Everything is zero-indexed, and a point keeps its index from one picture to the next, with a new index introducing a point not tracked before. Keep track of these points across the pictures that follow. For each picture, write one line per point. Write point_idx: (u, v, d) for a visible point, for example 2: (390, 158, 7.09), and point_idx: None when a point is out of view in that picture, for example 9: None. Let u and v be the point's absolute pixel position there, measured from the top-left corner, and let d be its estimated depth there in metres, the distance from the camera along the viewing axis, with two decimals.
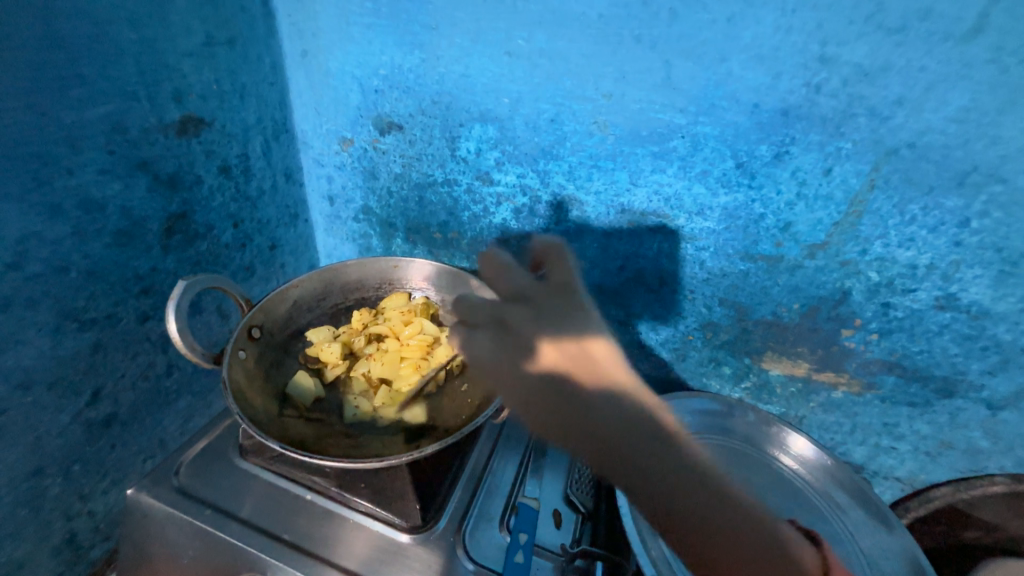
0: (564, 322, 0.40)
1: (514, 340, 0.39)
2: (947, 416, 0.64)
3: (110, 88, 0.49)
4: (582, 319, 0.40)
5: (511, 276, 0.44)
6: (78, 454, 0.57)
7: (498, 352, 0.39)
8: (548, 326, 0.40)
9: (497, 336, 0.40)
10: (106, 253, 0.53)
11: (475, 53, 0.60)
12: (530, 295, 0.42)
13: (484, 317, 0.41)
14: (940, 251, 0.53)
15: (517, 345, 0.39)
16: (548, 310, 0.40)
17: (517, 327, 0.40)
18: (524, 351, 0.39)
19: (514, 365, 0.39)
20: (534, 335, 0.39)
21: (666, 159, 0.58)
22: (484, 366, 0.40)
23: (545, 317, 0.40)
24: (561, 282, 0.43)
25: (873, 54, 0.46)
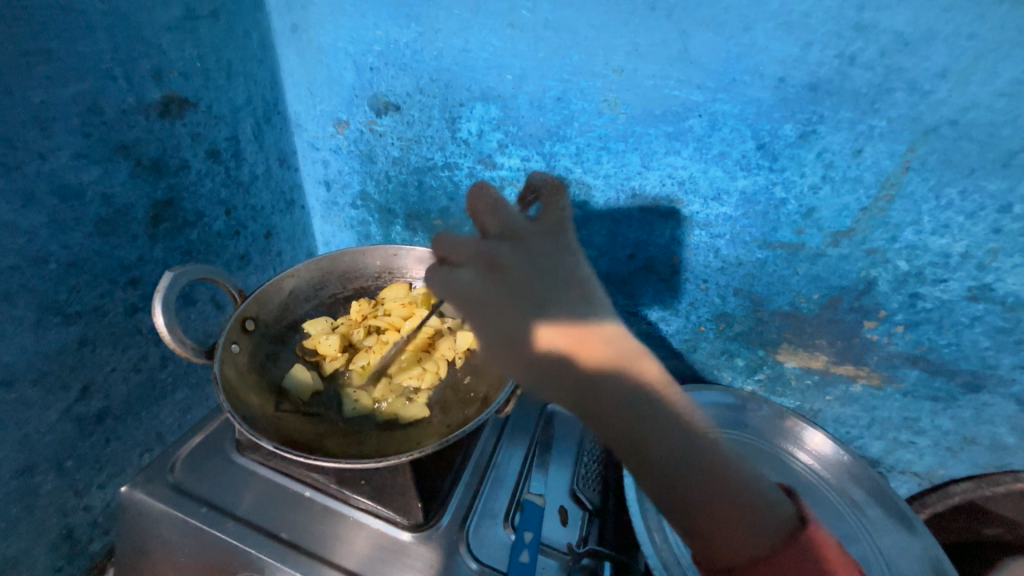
0: (560, 264, 0.37)
1: (509, 281, 0.35)
2: (972, 411, 0.61)
3: (83, 65, 0.46)
4: (575, 269, 0.37)
5: (505, 212, 0.38)
6: (70, 450, 0.56)
7: (483, 292, 0.35)
8: (539, 266, 0.36)
9: (485, 274, 0.35)
10: (88, 243, 0.50)
11: (476, 26, 0.55)
12: (523, 233, 0.37)
13: (471, 253, 0.36)
14: (977, 239, 0.49)
15: (512, 286, 0.35)
16: (544, 255, 0.37)
17: (512, 266, 0.35)
18: (516, 293, 0.35)
19: (504, 307, 0.35)
20: (527, 278, 0.35)
21: (681, 140, 0.54)
22: (472, 306, 0.35)
23: (535, 260, 0.36)
24: (557, 228, 0.39)
25: (915, 21, 0.42)
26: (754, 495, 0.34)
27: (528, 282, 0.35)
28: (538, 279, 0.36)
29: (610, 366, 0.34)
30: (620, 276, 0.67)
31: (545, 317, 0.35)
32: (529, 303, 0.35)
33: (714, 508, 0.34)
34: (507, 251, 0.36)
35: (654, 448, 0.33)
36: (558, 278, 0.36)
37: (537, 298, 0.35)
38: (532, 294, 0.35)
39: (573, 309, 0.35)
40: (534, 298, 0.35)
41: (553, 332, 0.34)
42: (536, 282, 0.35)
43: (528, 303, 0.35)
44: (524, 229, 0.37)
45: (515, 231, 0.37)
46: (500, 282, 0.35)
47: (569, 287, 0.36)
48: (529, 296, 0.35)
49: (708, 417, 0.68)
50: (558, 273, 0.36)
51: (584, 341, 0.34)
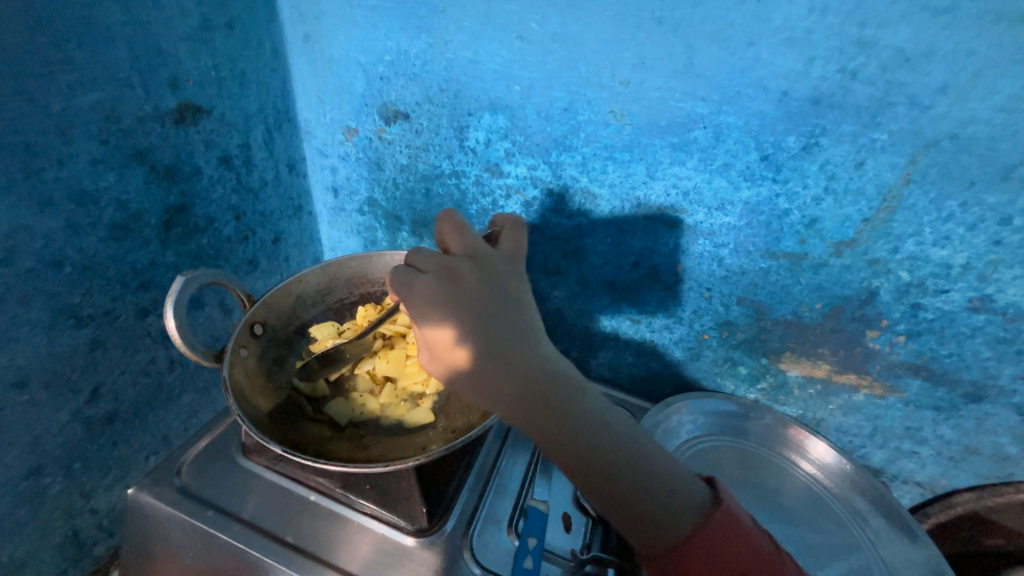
0: (509, 283, 0.39)
1: (462, 291, 0.37)
2: (974, 421, 0.62)
3: (102, 74, 0.47)
4: (521, 288, 0.40)
5: (470, 234, 0.40)
6: (78, 452, 0.56)
7: (437, 298, 0.37)
8: (492, 283, 0.38)
9: (443, 282, 0.37)
10: (102, 247, 0.51)
11: (485, 38, 0.57)
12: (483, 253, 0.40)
13: (434, 262, 0.38)
14: (978, 250, 0.50)
15: (465, 293, 0.37)
16: (496, 271, 0.39)
17: (466, 277, 0.38)
18: (466, 303, 0.37)
19: (456, 316, 0.37)
20: (475, 290, 0.37)
21: (686, 150, 0.55)
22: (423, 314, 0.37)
23: (489, 277, 0.38)
24: (512, 253, 0.42)
25: (915, 38, 0.43)
26: (678, 492, 0.37)
27: (479, 293, 0.37)
28: (486, 293, 0.38)
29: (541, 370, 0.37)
30: (624, 284, 0.68)
31: (493, 324, 0.37)
32: (477, 312, 0.37)
33: (639, 502, 0.36)
34: (462, 263, 0.38)
35: (580, 444, 0.36)
36: (505, 294, 0.38)
37: (485, 308, 0.37)
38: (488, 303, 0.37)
39: (515, 322, 0.38)
40: (486, 307, 0.37)
41: (498, 338, 0.37)
42: (485, 295, 0.37)
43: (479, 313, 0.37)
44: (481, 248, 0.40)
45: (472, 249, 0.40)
46: (454, 290, 0.37)
47: (516, 303, 0.38)
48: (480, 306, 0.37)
49: (707, 423, 0.70)
50: (506, 290, 0.39)
51: (520, 350, 0.37)
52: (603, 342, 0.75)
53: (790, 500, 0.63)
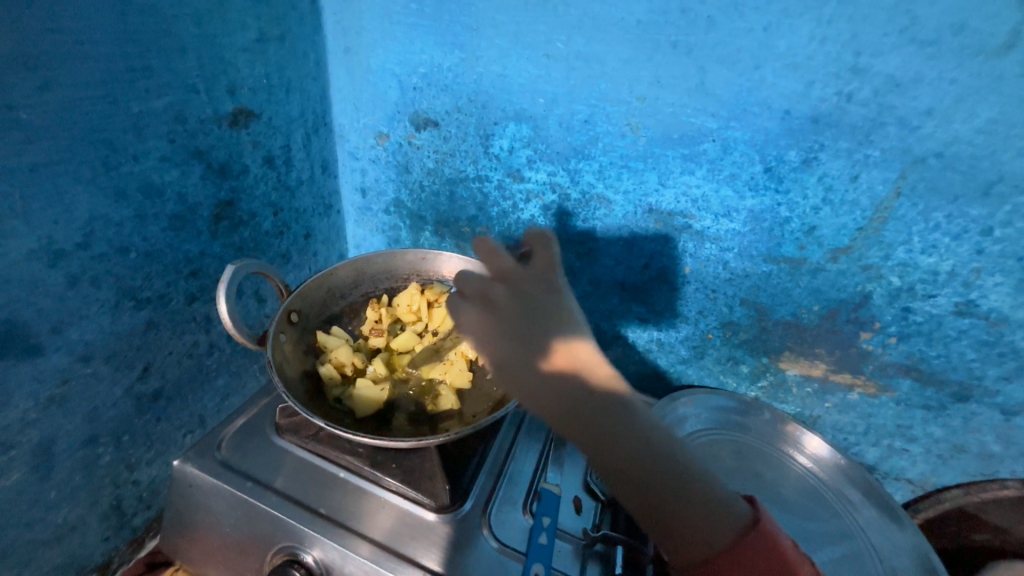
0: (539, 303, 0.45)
1: (501, 310, 0.45)
2: (961, 420, 0.66)
3: (174, 81, 0.52)
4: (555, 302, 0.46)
5: (499, 259, 0.47)
6: (128, 425, 0.61)
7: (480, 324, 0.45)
8: (527, 303, 0.45)
9: (486, 309, 0.45)
10: (162, 236, 0.56)
11: (514, 55, 0.62)
12: (513, 274, 0.46)
13: (475, 289, 0.46)
14: (963, 258, 0.54)
15: (513, 317, 0.44)
16: (529, 292, 0.45)
17: (504, 305, 0.45)
18: (511, 319, 0.44)
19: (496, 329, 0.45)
20: (526, 315, 0.45)
21: (695, 161, 0.60)
22: (473, 324, 0.45)
23: (523, 297, 0.45)
24: (545, 269, 0.47)
25: (905, 66, 0.48)
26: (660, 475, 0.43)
27: (518, 316, 0.44)
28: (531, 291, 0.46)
29: (586, 387, 0.44)
30: (635, 284, 0.73)
31: (530, 325, 0.44)
32: (506, 327, 0.44)
33: (652, 483, 0.43)
34: (498, 290, 0.46)
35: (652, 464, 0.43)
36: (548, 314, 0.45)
37: (530, 320, 0.44)
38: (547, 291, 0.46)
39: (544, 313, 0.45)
40: (518, 326, 0.44)
41: (544, 324, 0.44)
42: (536, 305, 0.45)
43: (517, 322, 0.44)
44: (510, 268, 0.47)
45: (504, 271, 0.47)
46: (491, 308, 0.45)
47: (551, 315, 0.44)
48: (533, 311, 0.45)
49: (710, 418, 0.73)
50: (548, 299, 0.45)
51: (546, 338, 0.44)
52: (613, 341, 0.80)
53: (785, 490, 0.67)
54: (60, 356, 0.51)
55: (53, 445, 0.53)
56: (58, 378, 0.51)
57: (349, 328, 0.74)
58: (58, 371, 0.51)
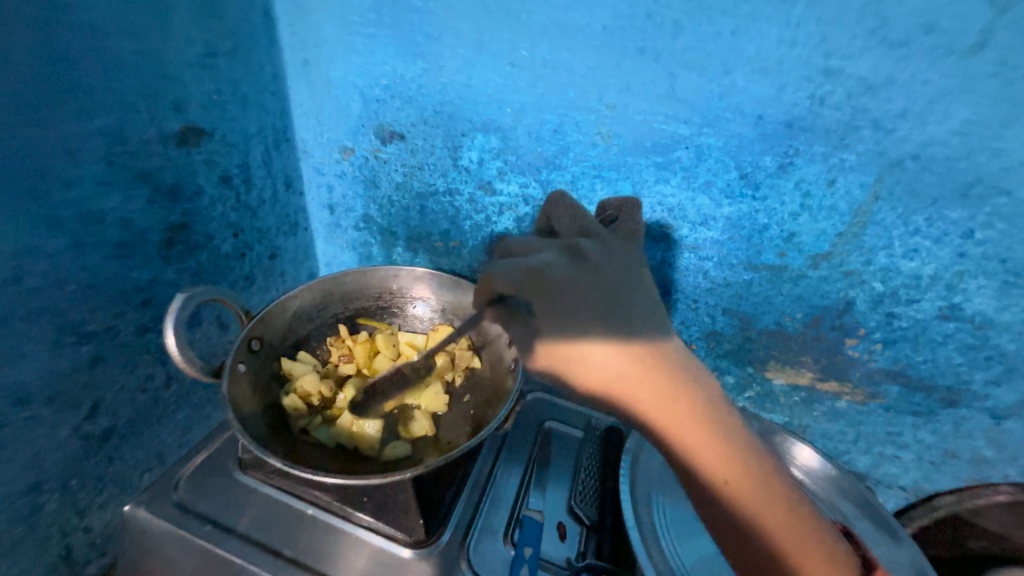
0: (615, 268, 0.48)
1: (581, 265, 0.47)
2: (951, 425, 0.64)
3: (111, 100, 0.49)
4: (632, 271, 0.49)
5: (582, 217, 0.51)
6: (75, 468, 0.56)
7: (536, 284, 0.46)
8: (611, 264, 0.48)
9: (563, 254, 0.48)
10: (105, 265, 0.52)
11: (478, 64, 0.59)
12: (595, 233, 0.50)
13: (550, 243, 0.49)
14: (945, 262, 0.53)
15: (590, 274, 0.47)
16: (613, 248, 0.50)
17: (591, 262, 0.47)
18: (593, 279, 0.46)
19: (557, 295, 0.46)
20: (599, 274, 0.47)
21: (669, 169, 0.58)
22: (550, 275, 0.46)
23: (606, 265, 0.47)
24: (629, 235, 0.52)
25: (876, 68, 0.46)
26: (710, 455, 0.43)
27: (603, 275, 0.47)
28: (624, 271, 0.48)
29: (626, 372, 0.46)
30: None
31: (610, 287, 0.47)
32: (562, 298, 0.46)
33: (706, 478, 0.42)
34: (584, 243, 0.48)
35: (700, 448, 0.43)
36: (632, 276, 0.49)
37: (602, 281, 0.47)
38: (621, 278, 0.48)
39: (637, 281, 0.49)
40: (602, 287, 0.47)
41: (625, 308, 0.47)
42: (606, 283, 0.47)
43: (604, 283, 0.47)
44: (592, 227, 0.50)
45: (591, 231, 0.50)
46: (576, 262, 0.48)
47: (633, 278, 0.48)
48: (612, 279, 0.48)
49: None
50: (631, 259, 0.50)
51: (624, 290, 0.48)
52: None
53: None
54: None
55: None
56: None
57: (317, 352, 0.71)
58: None
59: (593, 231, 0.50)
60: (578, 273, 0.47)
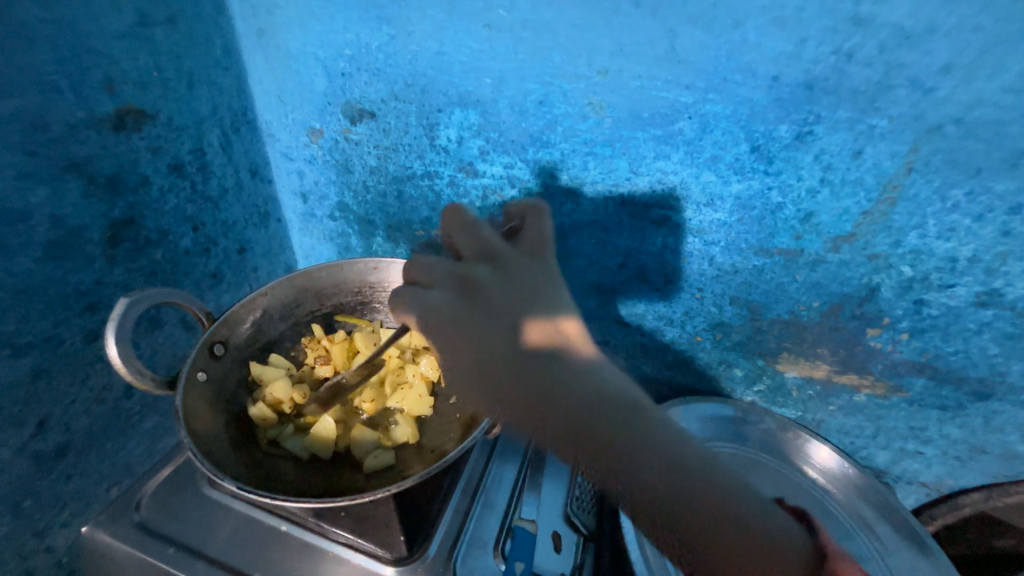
0: (529, 287, 0.40)
1: (478, 298, 0.39)
2: (982, 419, 0.59)
3: (22, 78, 0.42)
4: (547, 287, 0.40)
5: (477, 232, 0.42)
6: (28, 488, 0.52)
7: (440, 309, 0.39)
8: (515, 288, 0.39)
9: (458, 292, 0.40)
10: (36, 268, 0.47)
11: (450, 28, 0.52)
12: (496, 254, 0.41)
13: (444, 275, 0.41)
14: (986, 242, 0.46)
15: (485, 307, 0.39)
16: (517, 267, 0.40)
17: (483, 293, 0.39)
18: (492, 307, 0.39)
19: (464, 322, 0.38)
20: (506, 294, 0.39)
21: (670, 143, 0.51)
22: (441, 314, 0.39)
23: (511, 283, 0.39)
24: (535, 245, 0.42)
25: (915, 14, 0.39)
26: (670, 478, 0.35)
27: (506, 298, 0.39)
28: (525, 291, 0.39)
29: (560, 396, 0.37)
30: (612, 286, 0.64)
31: (519, 310, 0.39)
32: (479, 324, 0.38)
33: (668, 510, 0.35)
34: (477, 270, 0.40)
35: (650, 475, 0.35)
36: (535, 289, 0.40)
37: (510, 305, 0.39)
38: (530, 296, 0.39)
39: (536, 294, 0.39)
40: (494, 317, 0.38)
41: (531, 316, 0.39)
42: (521, 293, 0.39)
43: (508, 305, 0.39)
44: (491, 242, 0.41)
45: (481, 248, 0.41)
46: (472, 295, 0.39)
47: (531, 295, 0.39)
48: (520, 305, 0.39)
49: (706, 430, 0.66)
50: (534, 276, 0.40)
51: (528, 321, 0.38)
52: None
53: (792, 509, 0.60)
54: None
55: None
56: None
57: (292, 354, 0.66)
58: None
59: (489, 249, 0.41)
60: (479, 311, 0.39)
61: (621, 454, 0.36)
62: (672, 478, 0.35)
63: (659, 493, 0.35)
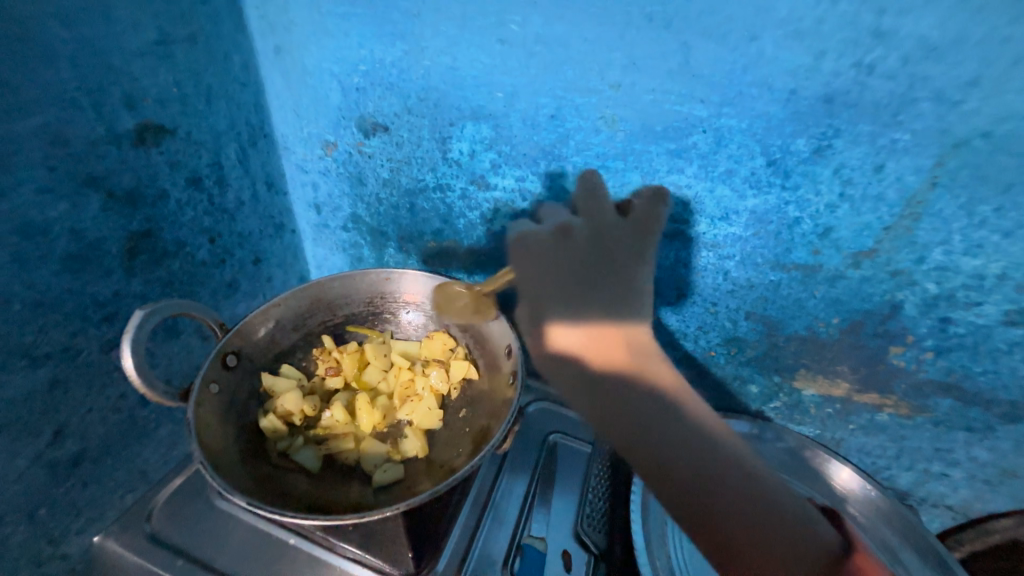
0: (609, 259, 0.48)
1: (556, 274, 0.50)
2: (1012, 442, 0.56)
3: (46, 97, 0.43)
4: (628, 264, 0.49)
5: (597, 201, 0.51)
6: (43, 496, 0.53)
7: (526, 271, 0.52)
8: (596, 262, 0.48)
9: (541, 256, 0.51)
10: (57, 280, 0.48)
11: (463, 43, 0.52)
12: (579, 229, 0.50)
13: (532, 243, 0.52)
14: (1017, 259, 0.44)
15: (565, 278, 0.49)
16: (601, 244, 0.49)
17: (563, 257, 0.50)
18: (563, 282, 0.49)
19: (545, 285, 0.50)
20: (581, 273, 0.49)
21: (685, 157, 0.51)
22: (523, 271, 0.53)
23: (589, 256, 0.49)
24: (644, 222, 0.50)
25: (941, 26, 0.38)
26: (692, 451, 0.44)
27: (580, 271, 0.49)
28: (605, 268, 0.48)
29: (606, 367, 0.47)
30: None
31: (588, 288, 0.48)
32: (557, 294, 0.49)
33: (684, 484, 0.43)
34: (559, 241, 0.50)
35: (678, 450, 0.44)
36: (615, 270, 0.48)
37: (580, 283, 0.49)
38: (607, 269, 0.48)
39: (609, 277, 0.48)
40: (563, 299, 0.49)
41: (606, 287, 0.48)
42: (594, 272, 0.48)
43: (583, 280, 0.48)
44: (579, 220, 0.50)
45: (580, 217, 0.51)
46: (549, 262, 0.50)
47: (610, 271, 0.48)
48: (590, 282, 0.48)
49: None
50: (625, 254, 0.49)
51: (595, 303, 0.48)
52: None
53: None
54: None
55: None
56: None
57: (303, 364, 0.66)
58: None
59: (572, 225, 0.50)
60: (554, 286, 0.50)
61: (656, 429, 0.44)
62: (689, 458, 0.43)
63: (680, 467, 0.43)
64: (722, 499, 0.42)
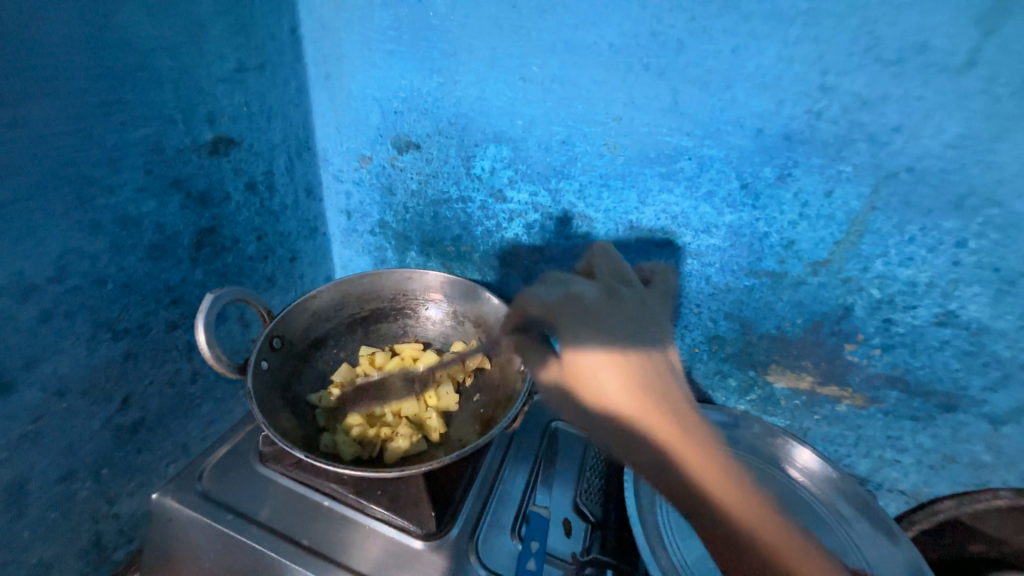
0: (641, 317, 0.59)
1: (582, 311, 0.59)
2: (950, 429, 0.65)
3: (150, 112, 0.52)
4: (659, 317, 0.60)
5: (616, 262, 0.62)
6: (107, 458, 0.60)
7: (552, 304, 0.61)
8: (626, 314, 0.58)
9: (566, 298, 0.60)
10: (139, 266, 0.56)
11: (491, 79, 0.63)
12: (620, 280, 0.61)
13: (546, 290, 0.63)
14: (940, 270, 0.55)
15: (587, 311, 0.58)
16: (621, 305, 0.59)
17: (620, 305, 0.59)
18: (589, 314, 0.58)
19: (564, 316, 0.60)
20: (617, 321, 0.58)
21: (673, 179, 0.61)
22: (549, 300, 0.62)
23: (615, 305, 0.59)
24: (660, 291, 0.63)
25: (871, 84, 0.49)
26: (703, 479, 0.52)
27: (607, 316, 0.58)
28: (634, 322, 0.58)
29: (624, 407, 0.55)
30: None
31: (635, 329, 0.58)
32: (583, 325, 0.58)
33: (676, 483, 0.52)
34: (587, 290, 0.60)
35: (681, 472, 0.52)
36: (648, 321, 0.59)
37: (600, 322, 0.58)
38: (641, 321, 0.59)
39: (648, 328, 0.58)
40: (587, 327, 0.58)
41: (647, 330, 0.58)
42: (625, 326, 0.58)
43: (597, 322, 0.58)
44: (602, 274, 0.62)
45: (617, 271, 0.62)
46: (576, 300, 0.59)
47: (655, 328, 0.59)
48: (590, 319, 0.58)
49: None
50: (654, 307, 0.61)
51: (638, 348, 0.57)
52: None
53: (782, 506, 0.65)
54: (33, 391, 0.50)
55: (26, 484, 0.52)
56: (31, 414, 0.50)
57: (334, 352, 0.74)
58: (30, 408, 0.50)
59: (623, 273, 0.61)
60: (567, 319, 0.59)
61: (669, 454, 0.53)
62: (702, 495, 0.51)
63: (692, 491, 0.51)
64: (734, 506, 0.51)
